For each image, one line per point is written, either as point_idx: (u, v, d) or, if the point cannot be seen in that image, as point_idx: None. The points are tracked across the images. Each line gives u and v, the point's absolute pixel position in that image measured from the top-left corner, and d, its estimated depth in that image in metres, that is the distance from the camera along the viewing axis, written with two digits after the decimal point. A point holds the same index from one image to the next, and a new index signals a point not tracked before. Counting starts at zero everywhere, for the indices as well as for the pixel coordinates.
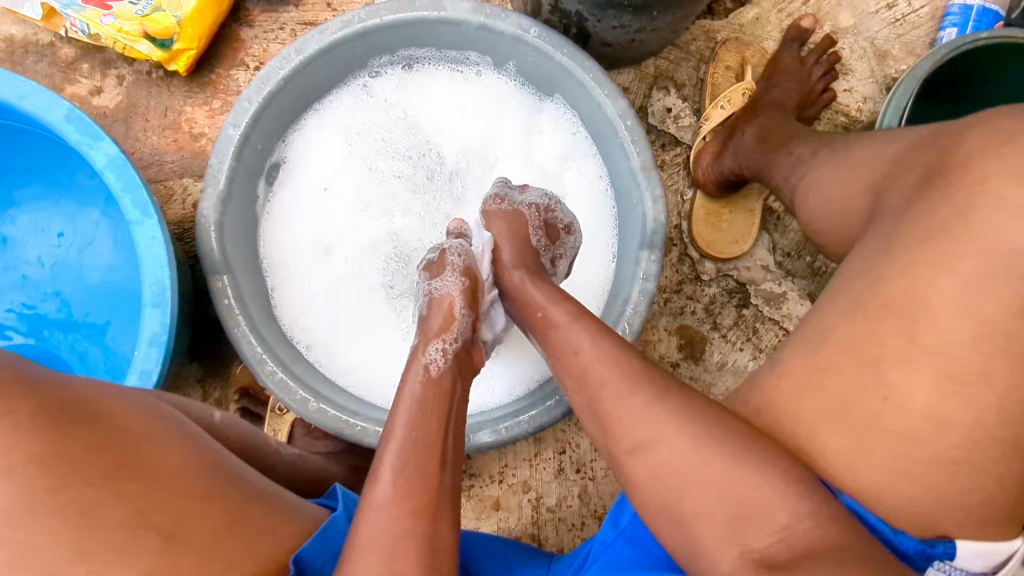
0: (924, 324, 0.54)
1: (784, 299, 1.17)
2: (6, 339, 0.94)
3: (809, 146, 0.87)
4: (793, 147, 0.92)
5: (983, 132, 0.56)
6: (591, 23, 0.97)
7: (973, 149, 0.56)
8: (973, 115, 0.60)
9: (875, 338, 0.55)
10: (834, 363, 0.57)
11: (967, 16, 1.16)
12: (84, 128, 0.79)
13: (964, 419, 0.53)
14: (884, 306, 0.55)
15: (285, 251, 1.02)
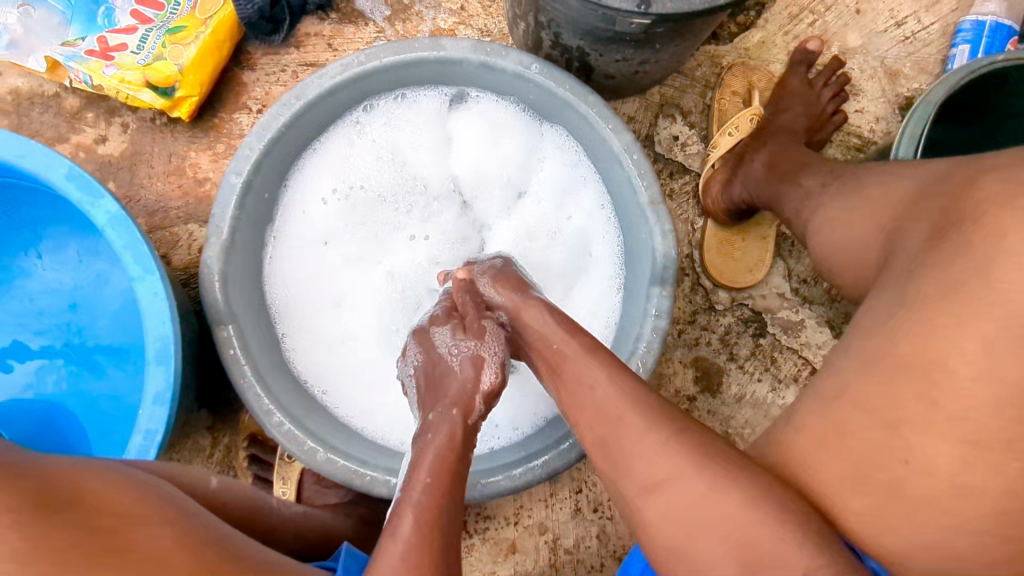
0: (953, 381, 0.50)
1: (802, 327, 1.14)
2: (14, 395, 0.93)
3: (822, 179, 0.85)
4: (804, 177, 0.89)
5: (1008, 172, 0.53)
6: (593, 57, 0.95)
7: (998, 192, 0.53)
8: (995, 153, 0.57)
9: (901, 394, 0.52)
10: (859, 420, 0.54)
11: (979, 32, 1.14)
12: (84, 185, 0.79)
13: (1000, 481, 0.50)
14: (910, 360, 0.52)
15: (288, 297, 1.00)
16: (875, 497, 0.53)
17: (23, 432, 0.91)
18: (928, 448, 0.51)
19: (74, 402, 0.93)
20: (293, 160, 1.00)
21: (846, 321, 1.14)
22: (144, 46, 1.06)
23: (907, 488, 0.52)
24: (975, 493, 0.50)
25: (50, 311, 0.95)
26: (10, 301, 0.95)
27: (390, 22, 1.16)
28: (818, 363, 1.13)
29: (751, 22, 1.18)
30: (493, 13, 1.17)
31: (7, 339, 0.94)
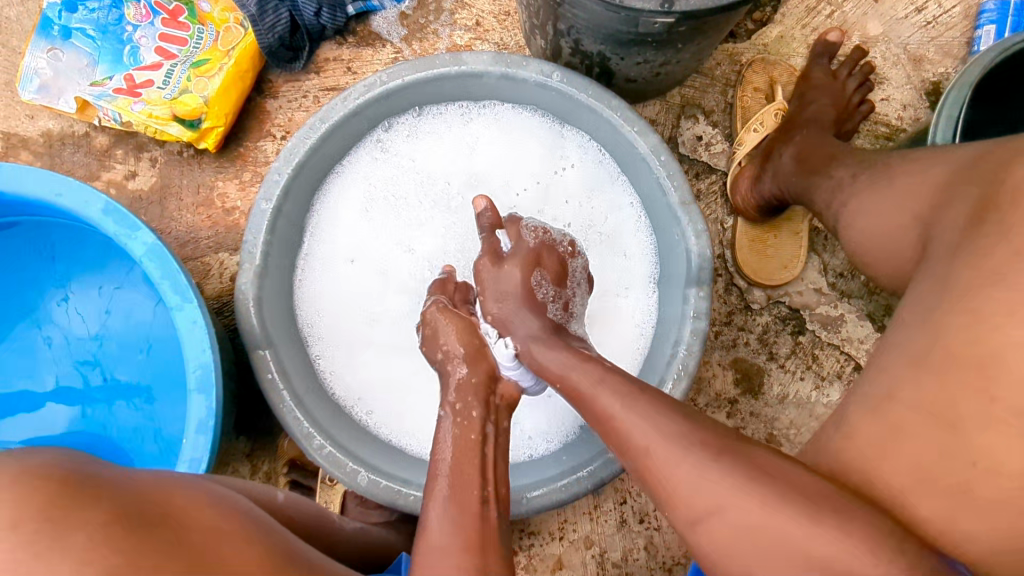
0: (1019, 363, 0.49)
1: (842, 323, 1.12)
2: (59, 430, 0.94)
3: (853, 168, 0.83)
4: (834, 168, 0.88)
5: None
6: (614, 61, 0.95)
7: None
8: None
9: (962, 382, 0.50)
10: (922, 410, 0.52)
11: (1004, 12, 1.11)
12: (120, 218, 0.80)
13: None
14: (968, 345, 0.51)
15: (322, 322, 1.00)
16: (944, 494, 0.51)
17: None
18: (998, 437, 0.49)
19: (117, 434, 0.93)
20: (319, 185, 1.00)
21: (887, 314, 1.11)
22: (170, 80, 1.08)
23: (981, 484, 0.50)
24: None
25: (90, 345, 0.96)
26: (50, 336, 0.96)
27: (407, 42, 1.17)
28: (862, 358, 1.11)
29: (768, 18, 1.17)
30: (509, 26, 1.18)
31: (49, 375, 0.95)
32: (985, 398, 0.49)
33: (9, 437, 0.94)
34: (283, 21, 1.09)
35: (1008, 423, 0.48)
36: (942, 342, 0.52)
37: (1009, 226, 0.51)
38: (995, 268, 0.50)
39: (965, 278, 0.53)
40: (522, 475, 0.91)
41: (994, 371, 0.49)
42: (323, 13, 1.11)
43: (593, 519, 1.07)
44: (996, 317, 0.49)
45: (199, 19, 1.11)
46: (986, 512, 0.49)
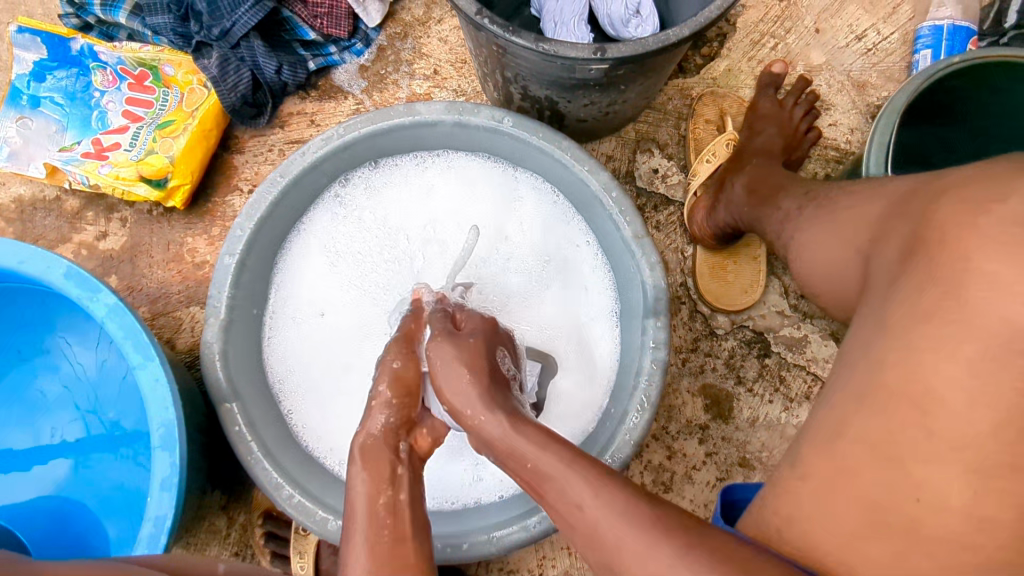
0: (943, 413, 0.49)
1: (807, 343, 1.13)
2: (31, 494, 0.94)
3: (796, 200, 0.86)
4: (780, 199, 0.90)
5: (967, 195, 0.53)
6: (563, 104, 0.98)
7: (958, 217, 0.52)
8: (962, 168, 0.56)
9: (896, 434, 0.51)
10: (861, 460, 0.53)
11: (939, 37, 1.16)
12: (82, 282, 0.81)
13: (1007, 510, 0.48)
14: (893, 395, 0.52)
15: (292, 377, 1.01)
16: (881, 522, 0.51)
17: (39, 533, 0.91)
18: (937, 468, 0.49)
19: (88, 497, 0.93)
20: (282, 241, 1.02)
21: None
22: (136, 142, 1.11)
23: (908, 510, 0.50)
24: (978, 513, 0.48)
25: (61, 408, 0.97)
26: (21, 402, 0.97)
27: (368, 93, 1.21)
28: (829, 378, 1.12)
29: (715, 53, 1.21)
30: (466, 73, 1.22)
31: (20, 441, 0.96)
32: (924, 432, 0.50)
33: None
34: (245, 81, 1.12)
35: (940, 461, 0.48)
36: (875, 376, 0.53)
37: (942, 262, 0.52)
38: (922, 309, 0.52)
39: (891, 315, 0.54)
40: (491, 513, 0.92)
41: (933, 408, 0.49)
42: (284, 70, 1.15)
43: (572, 554, 1.07)
44: (931, 359, 0.50)
45: (164, 82, 1.14)
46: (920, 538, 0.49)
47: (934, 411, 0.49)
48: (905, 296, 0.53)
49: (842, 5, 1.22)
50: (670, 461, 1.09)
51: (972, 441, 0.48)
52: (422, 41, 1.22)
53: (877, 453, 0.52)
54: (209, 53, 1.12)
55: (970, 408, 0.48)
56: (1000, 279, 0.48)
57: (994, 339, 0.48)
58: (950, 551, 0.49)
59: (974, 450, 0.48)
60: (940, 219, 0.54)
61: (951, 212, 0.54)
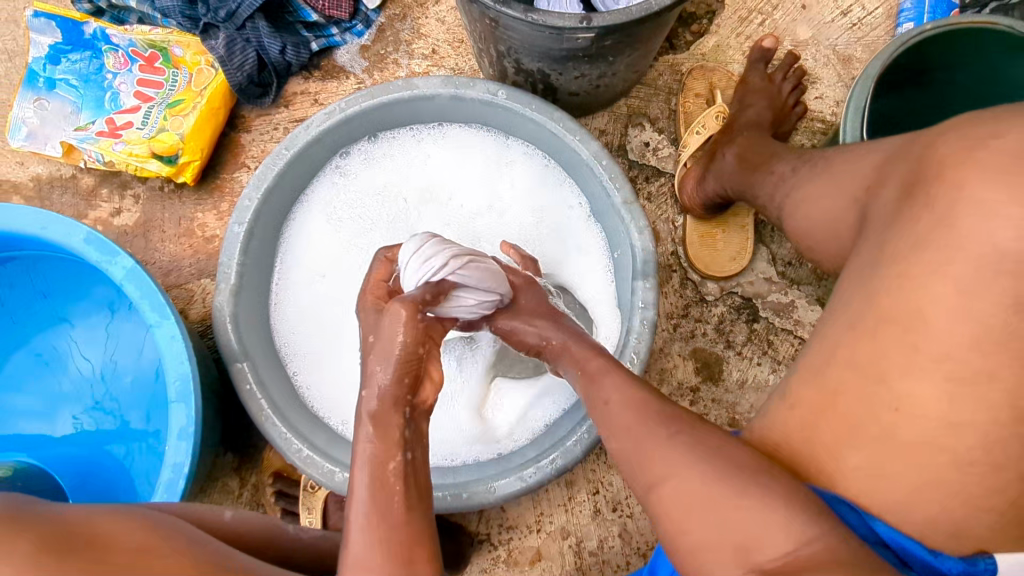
0: (924, 333, 0.53)
1: (793, 308, 1.17)
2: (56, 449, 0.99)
3: (789, 163, 0.90)
4: (773, 164, 0.94)
5: (953, 141, 0.56)
6: (554, 77, 1.02)
7: (947, 159, 0.56)
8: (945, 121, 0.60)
9: (879, 355, 0.55)
10: (844, 385, 0.57)
11: (921, 10, 1.19)
12: (102, 246, 0.86)
13: (981, 420, 0.52)
14: (884, 320, 0.55)
15: (299, 341, 1.06)
16: (862, 434, 0.55)
17: (70, 477, 0.97)
18: (916, 380, 0.53)
19: (111, 454, 0.99)
20: (287, 211, 1.07)
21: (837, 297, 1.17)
22: (148, 121, 1.15)
23: (888, 419, 0.54)
24: (956, 418, 0.52)
25: (80, 369, 1.02)
26: (43, 364, 1.02)
27: (369, 73, 1.26)
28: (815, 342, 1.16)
29: (705, 29, 1.25)
30: (463, 52, 1.26)
31: (44, 401, 1.01)
32: (910, 347, 0.54)
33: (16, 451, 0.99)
34: (250, 61, 1.16)
35: (920, 376, 0.53)
36: (870, 302, 0.57)
37: (933, 195, 0.55)
38: (916, 236, 0.55)
39: (880, 253, 0.58)
40: (488, 467, 0.97)
41: (917, 325, 0.53)
42: (288, 51, 1.19)
43: (568, 510, 1.12)
44: (925, 282, 0.54)
45: (173, 63, 1.19)
46: (897, 445, 0.54)
47: (921, 328, 0.53)
48: (895, 234, 0.57)
49: None
50: None
51: (952, 353, 0.52)
52: (421, 22, 1.27)
53: (863, 372, 0.56)
54: (216, 34, 1.16)
55: (954, 322, 0.52)
56: (989, 203, 0.52)
57: (978, 258, 0.52)
58: (927, 454, 0.53)
59: (954, 362, 0.52)
60: (941, 153, 0.57)
61: (950, 147, 0.56)
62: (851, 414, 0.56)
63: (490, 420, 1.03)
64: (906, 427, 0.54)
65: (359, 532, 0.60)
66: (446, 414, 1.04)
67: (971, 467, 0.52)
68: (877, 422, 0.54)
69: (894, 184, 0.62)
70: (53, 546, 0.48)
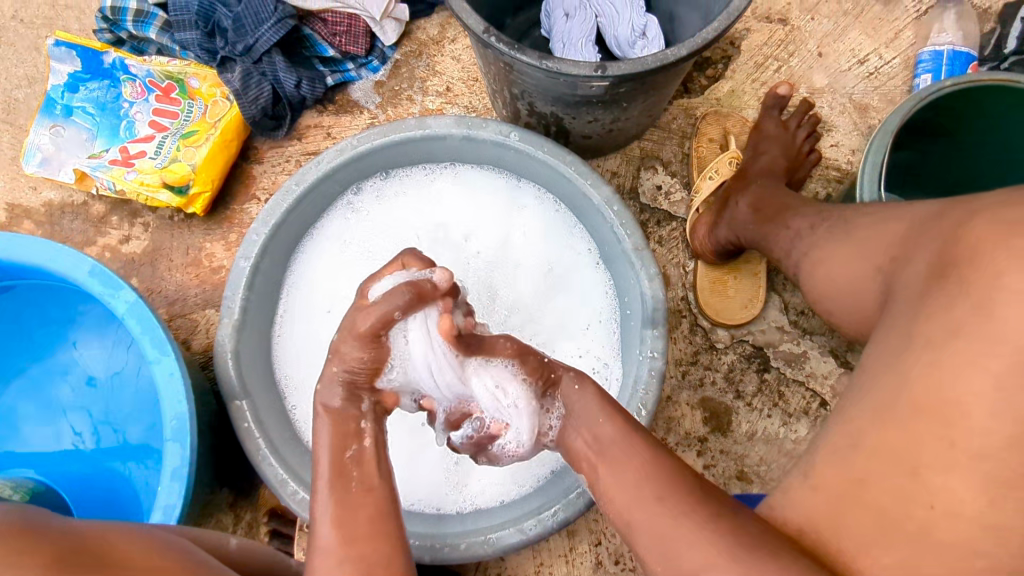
0: (961, 427, 0.50)
1: (805, 359, 1.15)
2: (52, 472, 0.97)
3: (806, 218, 0.88)
4: (789, 218, 0.92)
5: (989, 222, 0.54)
6: (567, 120, 1.02)
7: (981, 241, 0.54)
8: (983, 200, 0.58)
9: (917, 445, 0.51)
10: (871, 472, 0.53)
11: (939, 62, 1.18)
12: (106, 279, 0.86)
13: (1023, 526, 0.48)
14: (917, 409, 0.52)
15: (301, 377, 1.04)
16: (890, 530, 0.51)
17: (75, 495, 0.95)
18: (952, 478, 0.49)
19: (110, 477, 0.97)
20: (296, 245, 1.07)
21: (850, 349, 1.15)
22: (161, 151, 1.16)
23: (921, 517, 0.50)
24: (990, 522, 0.48)
25: (75, 399, 1.00)
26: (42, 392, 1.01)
27: (383, 108, 1.26)
28: (827, 394, 1.13)
29: (720, 75, 1.25)
30: (477, 91, 1.27)
31: (42, 428, 0.99)
32: (946, 443, 0.50)
33: (22, 466, 0.98)
34: (265, 94, 1.17)
35: (957, 473, 0.49)
36: (901, 388, 0.53)
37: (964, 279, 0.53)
38: (953, 320, 0.52)
39: (908, 332, 0.55)
40: (488, 516, 0.94)
41: (957, 420, 0.50)
42: (303, 85, 1.19)
43: (570, 562, 1.08)
44: (954, 369, 0.51)
45: (190, 94, 1.20)
46: (931, 546, 0.49)
47: (959, 422, 0.50)
48: (929, 313, 0.55)
49: (846, 29, 1.26)
50: None
51: (990, 450, 0.49)
52: (436, 60, 1.27)
53: (895, 461, 0.52)
54: (233, 67, 1.17)
55: (989, 417, 0.49)
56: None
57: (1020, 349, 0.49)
58: (962, 558, 0.49)
59: (994, 461, 0.49)
60: (974, 235, 0.55)
61: (984, 229, 0.54)
62: (882, 507, 0.51)
63: (481, 474, 1.00)
64: (944, 527, 0.49)
65: (330, 516, 0.65)
66: (442, 454, 1.01)
67: (1009, 573, 0.48)
68: (911, 520, 0.50)
69: (926, 256, 0.60)
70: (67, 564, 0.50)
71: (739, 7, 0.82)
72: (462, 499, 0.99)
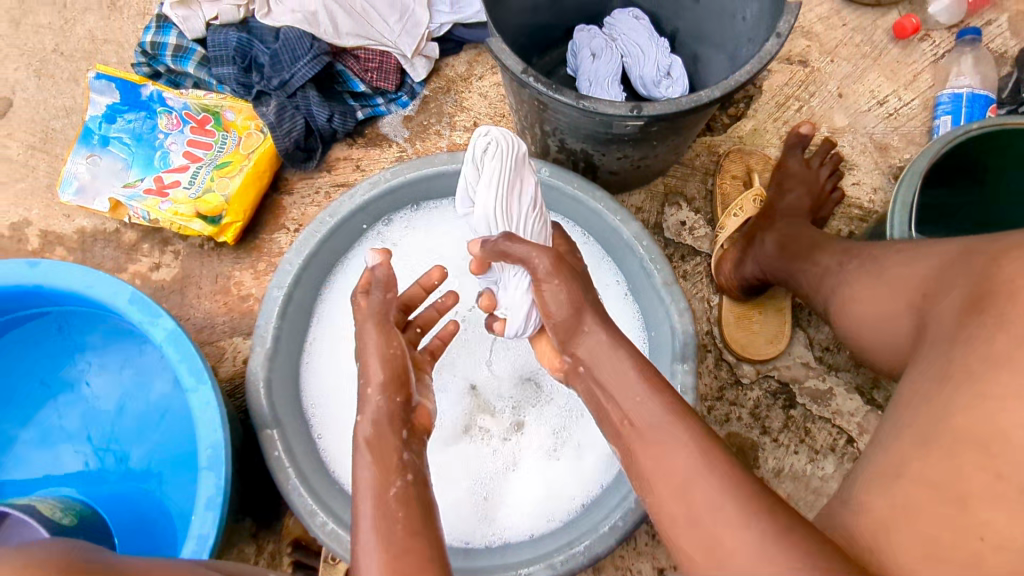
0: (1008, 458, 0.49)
1: (831, 395, 1.15)
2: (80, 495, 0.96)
3: (835, 255, 0.89)
4: (816, 256, 0.94)
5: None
6: (597, 157, 1.04)
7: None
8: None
9: (961, 476, 0.50)
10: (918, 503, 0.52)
11: (958, 104, 1.20)
12: (145, 307, 0.87)
13: None
14: (958, 440, 0.52)
15: (329, 407, 1.04)
16: None
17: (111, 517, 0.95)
18: (1000, 509, 0.49)
19: (137, 501, 0.96)
20: (326, 275, 1.07)
21: (876, 387, 1.15)
22: (195, 181, 1.18)
23: (975, 549, 0.49)
24: None
25: (106, 424, 1.00)
26: (70, 417, 1.01)
27: (411, 142, 1.28)
28: (854, 432, 1.13)
29: (742, 113, 1.28)
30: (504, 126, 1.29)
31: (69, 452, 0.99)
32: (992, 474, 0.49)
33: (57, 485, 0.98)
34: (298, 127, 1.19)
35: (1007, 505, 0.48)
36: (944, 419, 0.53)
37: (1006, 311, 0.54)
38: (996, 353, 0.53)
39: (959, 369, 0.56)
40: (517, 550, 0.93)
41: (1000, 446, 0.49)
42: (335, 119, 1.22)
43: None
44: None
45: (224, 126, 1.22)
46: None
47: (1002, 450, 0.49)
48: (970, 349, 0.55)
49: (864, 71, 1.29)
50: None
51: None
52: (464, 96, 1.30)
53: (943, 493, 0.51)
54: (267, 101, 1.20)
55: None
56: None
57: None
58: None
59: None
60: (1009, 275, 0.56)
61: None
62: None
63: (511, 507, 0.99)
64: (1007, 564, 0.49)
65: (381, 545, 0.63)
66: (470, 485, 1.01)
67: None
68: None
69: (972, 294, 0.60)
70: None
71: (771, 48, 0.83)
72: (490, 532, 0.98)
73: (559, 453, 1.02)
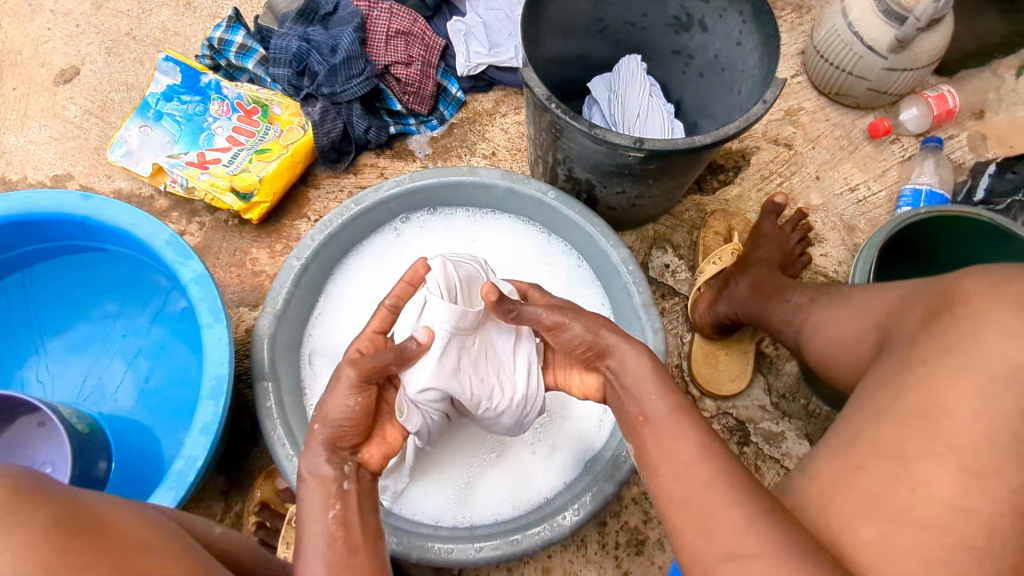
0: (943, 426, 0.59)
1: (783, 438, 1.24)
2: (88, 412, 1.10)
3: (805, 294, 1.03)
4: (787, 295, 1.07)
5: (978, 282, 0.67)
6: (599, 189, 1.18)
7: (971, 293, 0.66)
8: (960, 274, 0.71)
9: (902, 440, 0.60)
10: (866, 462, 0.61)
11: (918, 197, 1.36)
12: (179, 248, 0.97)
13: (987, 510, 0.56)
14: (909, 411, 0.62)
15: (322, 374, 1.12)
16: (878, 509, 0.58)
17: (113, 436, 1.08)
18: (934, 466, 0.58)
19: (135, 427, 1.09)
20: (341, 257, 1.18)
21: (824, 436, 1.24)
22: (234, 161, 1.30)
23: (903, 498, 0.58)
24: (963, 503, 0.56)
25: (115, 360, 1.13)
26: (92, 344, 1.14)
27: (432, 159, 1.41)
28: (800, 473, 1.21)
29: (729, 180, 1.43)
30: (519, 159, 1.43)
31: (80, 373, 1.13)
32: (933, 440, 0.59)
33: (61, 403, 1.11)
34: (337, 130, 1.33)
35: (937, 463, 0.58)
36: (898, 397, 0.63)
37: (957, 316, 0.65)
38: (946, 344, 0.64)
39: (901, 370, 0.66)
40: (479, 529, 1.00)
41: (938, 417, 0.60)
42: (371, 130, 1.36)
43: None
44: (940, 381, 0.62)
45: (269, 119, 1.35)
46: (908, 524, 0.57)
47: (941, 420, 0.59)
48: (925, 345, 0.66)
49: (840, 161, 1.45)
50: (644, 526, 1.17)
51: (973, 448, 0.58)
52: (487, 129, 1.44)
53: (889, 455, 0.60)
54: (314, 102, 1.35)
55: (973, 418, 0.58)
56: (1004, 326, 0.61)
57: (991, 371, 0.59)
58: (934, 534, 0.56)
59: (971, 456, 0.57)
60: (964, 289, 0.67)
61: (976, 284, 0.67)
62: (872, 489, 0.59)
63: (484, 494, 1.05)
64: (921, 509, 0.57)
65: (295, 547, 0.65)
66: (448, 477, 1.06)
67: (980, 549, 0.55)
68: (892, 501, 0.58)
69: (921, 314, 0.72)
70: (71, 520, 0.53)
71: (757, 112, 0.98)
72: (461, 514, 1.04)
73: (534, 447, 1.09)
